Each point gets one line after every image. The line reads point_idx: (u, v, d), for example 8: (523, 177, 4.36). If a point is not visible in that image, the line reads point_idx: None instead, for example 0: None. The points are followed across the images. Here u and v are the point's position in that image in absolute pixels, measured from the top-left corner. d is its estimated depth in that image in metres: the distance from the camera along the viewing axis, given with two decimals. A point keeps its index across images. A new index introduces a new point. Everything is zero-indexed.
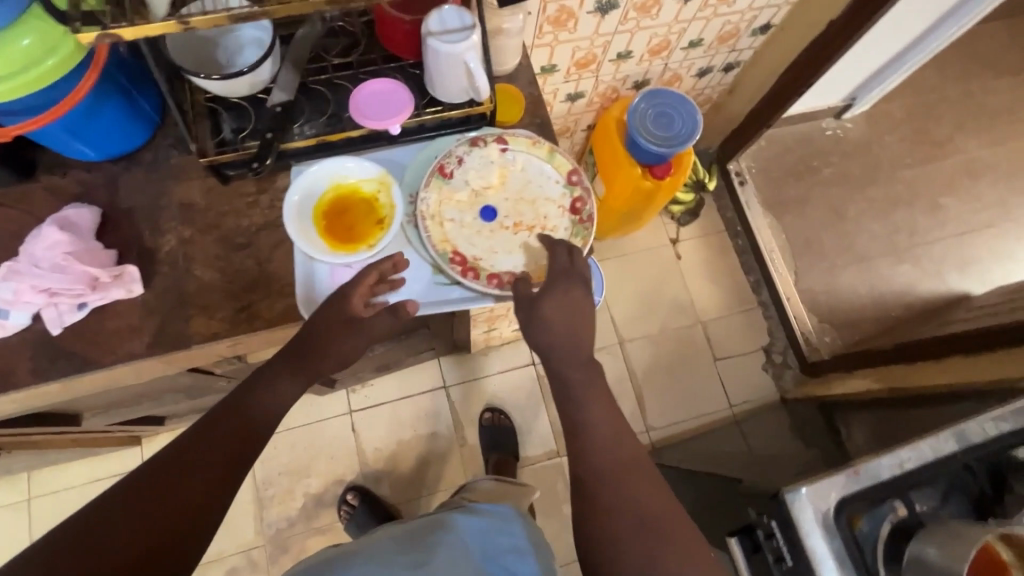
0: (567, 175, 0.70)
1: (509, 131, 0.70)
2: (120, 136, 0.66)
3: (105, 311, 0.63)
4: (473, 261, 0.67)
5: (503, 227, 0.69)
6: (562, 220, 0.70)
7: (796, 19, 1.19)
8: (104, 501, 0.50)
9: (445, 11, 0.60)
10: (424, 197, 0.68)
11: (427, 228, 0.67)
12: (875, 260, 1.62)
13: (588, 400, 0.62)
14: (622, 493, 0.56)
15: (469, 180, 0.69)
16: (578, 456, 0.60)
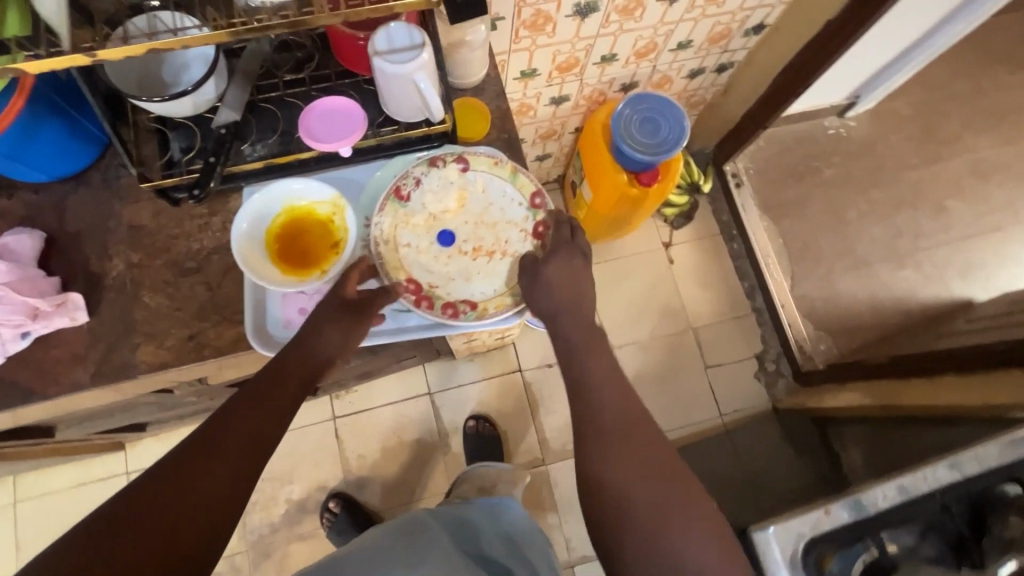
0: (530, 197, 0.68)
1: (470, 150, 0.67)
2: (64, 158, 0.64)
3: (50, 340, 0.62)
4: (427, 289, 0.65)
5: (461, 252, 0.67)
6: (523, 244, 0.68)
7: (791, 18, 1.14)
8: (112, 510, 0.48)
9: (393, 28, 0.57)
10: (378, 222, 0.65)
11: (381, 253, 0.65)
12: (875, 266, 1.57)
13: (591, 363, 0.69)
14: (627, 449, 0.63)
15: (427, 203, 0.67)
16: (588, 410, 0.67)
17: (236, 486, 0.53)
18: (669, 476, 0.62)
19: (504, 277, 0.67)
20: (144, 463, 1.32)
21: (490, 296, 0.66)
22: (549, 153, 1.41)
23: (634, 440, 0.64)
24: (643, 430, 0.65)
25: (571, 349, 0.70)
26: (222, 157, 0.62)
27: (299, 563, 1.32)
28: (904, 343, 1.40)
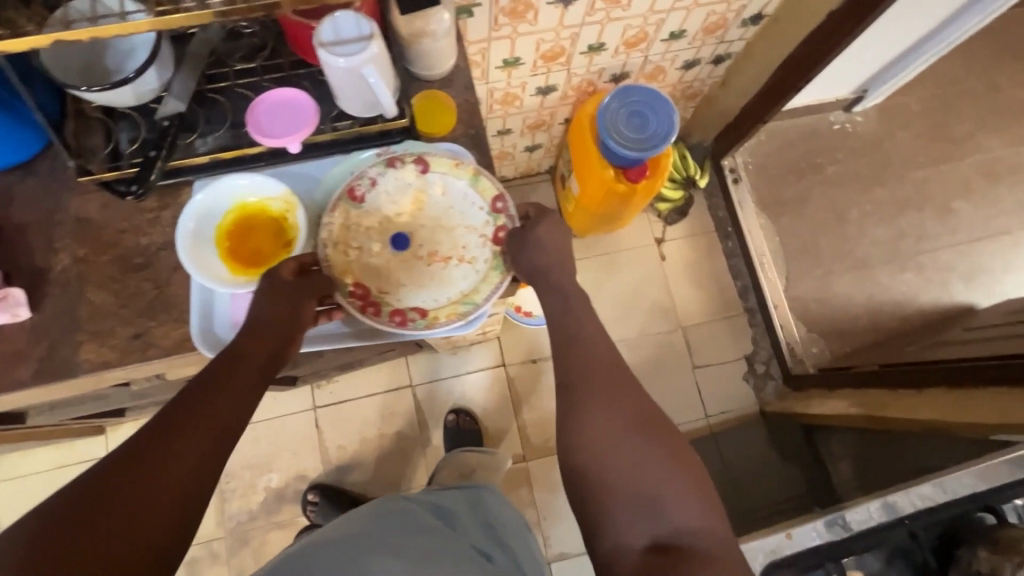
0: (491, 201, 0.65)
1: (431, 153, 0.64)
2: (6, 147, 0.61)
3: None
4: (376, 294, 0.63)
5: (416, 257, 0.65)
6: (482, 251, 0.65)
7: (791, 9, 1.08)
8: (72, 500, 0.46)
9: (338, 18, 0.53)
10: (326, 224, 0.63)
11: (328, 256, 0.62)
12: (874, 268, 1.52)
13: (583, 316, 0.68)
14: (615, 402, 0.63)
15: (382, 205, 0.64)
16: (578, 360, 0.66)
17: (210, 458, 0.52)
18: (655, 434, 0.61)
19: (460, 284, 0.64)
20: None
21: (443, 304, 0.64)
22: (538, 144, 1.37)
23: (620, 398, 0.63)
24: (631, 388, 0.64)
25: (564, 306, 0.69)
26: (162, 151, 0.61)
27: (276, 551, 1.33)
28: (898, 350, 1.36)
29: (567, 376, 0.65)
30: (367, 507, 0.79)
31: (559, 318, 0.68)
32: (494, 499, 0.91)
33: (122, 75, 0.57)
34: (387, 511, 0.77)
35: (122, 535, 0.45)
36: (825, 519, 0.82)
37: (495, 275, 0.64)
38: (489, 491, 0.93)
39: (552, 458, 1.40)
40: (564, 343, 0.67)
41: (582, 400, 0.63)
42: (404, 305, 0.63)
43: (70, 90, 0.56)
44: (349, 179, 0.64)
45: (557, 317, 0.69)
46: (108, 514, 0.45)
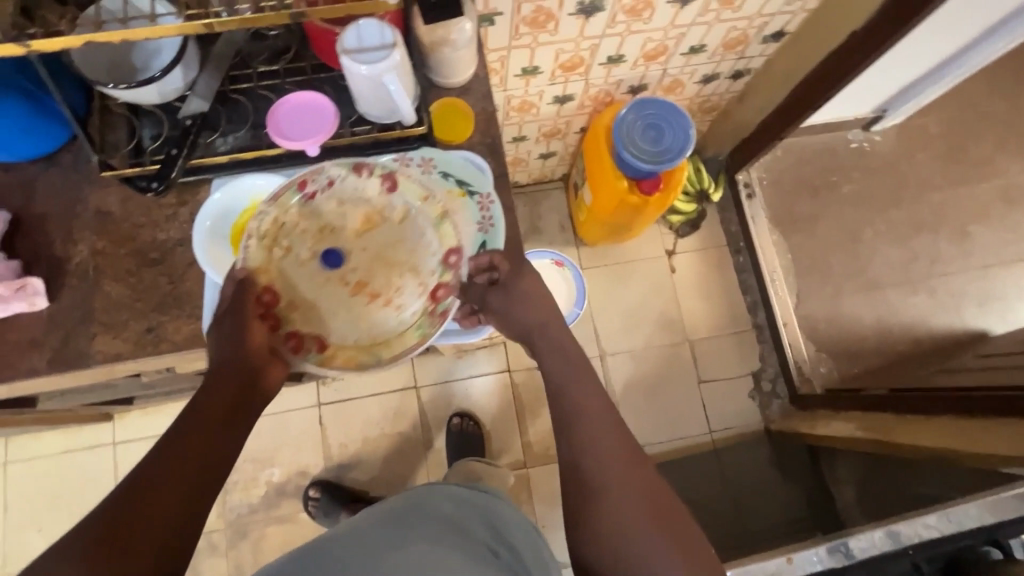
0: (446, 252, 0.63)
1: (403, 174, 0.62)
2: (32, 139, 0.62)
3: (8, 323, 0.62)
4: (285, 306, 0.61)
5: (340, 281, 0.61)
6: (414, 300, 0.62)
7: (812, 27, 1.07)
8: (83, 530, 0.49)
9: (363, 26, 0.54)
10: (263, 213, 0.60)
11: (250, 249, 0.60)
12: (886, 289, 1.51)
13: (579, 391, 0.67)
14: (623, 483, 0.61)
15: (328, 210, 0.62)
16: (582, 443, 0.64)
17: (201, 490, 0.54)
18: (665, 514, 0.60)
19: (376, 328, 0.62)
20: (131, 435, 1.34)
21: (350, 343, 0.62)
22: (552, 151, 1.37)
23: (628, 478, 0.62)
24: (640, 461, 0.63)
25: (563, 370, 0.69)
26: (185, 149, 0.61)
27: (275, 546, 1.34)
28: (906, 375, 1.35)
29: (572, 455, 0.64)
30: (383, 502, 0.78)
31: (558, 392, 0.68)
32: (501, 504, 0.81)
33: (149, 73, 0.58)
34: (403, 509, 0.75)
35: (141, 551, 0.49)
36: (828, 545, 0.82)
37: (412, 336, 0.62)
38: (496, 495, 0.82)
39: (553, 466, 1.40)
40: (562, 419, 0.66)
41: (589, 478, 0.62)
42: (313, 331, 0.62)
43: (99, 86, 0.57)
44: (305, 171, 0.61)
45: (555, 392, 0.68)
46: (120, 534, 0.49)
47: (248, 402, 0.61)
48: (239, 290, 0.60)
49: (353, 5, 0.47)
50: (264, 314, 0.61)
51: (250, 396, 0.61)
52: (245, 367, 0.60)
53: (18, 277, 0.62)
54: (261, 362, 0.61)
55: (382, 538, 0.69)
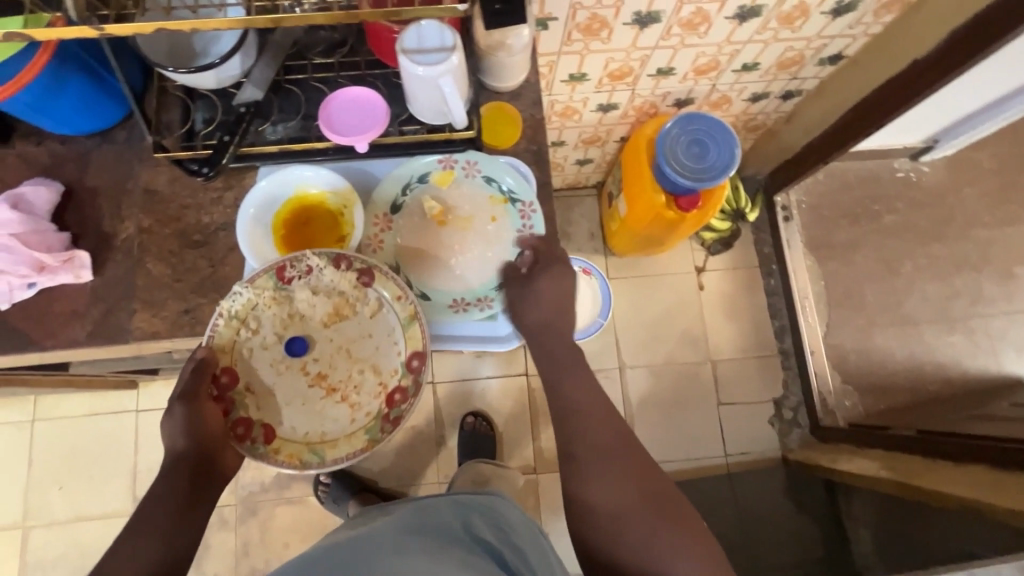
0: (409, 355, 0.62)
1: (379, 271, 0.62)
2: (90, 115, 0.64)
3: (54, 293, 0.63)
4: (241, 389, 0.62)
5: (302, 369, 0.63)
6: (371, 401, 0.63)
7: (872, 53, 1.04)
8: None
9: (424, 26, 0.53)
10: (237, 294, 0.61)
11: (217, 327, 0.61)
12: (921, 326, 1.46)
13: (574, 382, 0.66)
14: (620, 472, 0.61)
15: (301, 295, 0.63)
16: (579, 432, 0.63)
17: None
18: (664, 501, 0.60)
19: (327, 425, 0.62)
20: (154, 404, 1.37)
21: (297, 439, 0.62)
22: (589, 159, 1.35)
23: (626, 466, 0.61)
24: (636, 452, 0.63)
25: (562, 359, 0.67)
26: (236, 137, 0.62)
27: (282, 527, 1.35)
28: (935, 417, 1.31)
29: (569, 447, 0.63)
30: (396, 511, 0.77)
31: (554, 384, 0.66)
32: (505, 509, 0.77)
33: (207, 58, 0.58)
34: (409, 517, 0.74)
35: None
36: None
37: (360, 439, 0.62)
38: (500, 498, 0.78)
39: None
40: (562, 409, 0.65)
41: (584, 469, 0.61)
42: (261, 420, 0.62)
43: (160, 68, 0.57)
44: (285, 258, 0.62)
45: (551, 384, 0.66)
46: None
47: (205, 486, 0.60)
48: (197, 372, 0.60)
49: (418, 9, 0.46)
50: (220, 396, 0.62)
51: (206, 479, 0.60)
52: (198, 451, 0.59)
53: (65, 248, 0.63)
54: (218, 445, 0.60)
55: (381, 541, 0.68)
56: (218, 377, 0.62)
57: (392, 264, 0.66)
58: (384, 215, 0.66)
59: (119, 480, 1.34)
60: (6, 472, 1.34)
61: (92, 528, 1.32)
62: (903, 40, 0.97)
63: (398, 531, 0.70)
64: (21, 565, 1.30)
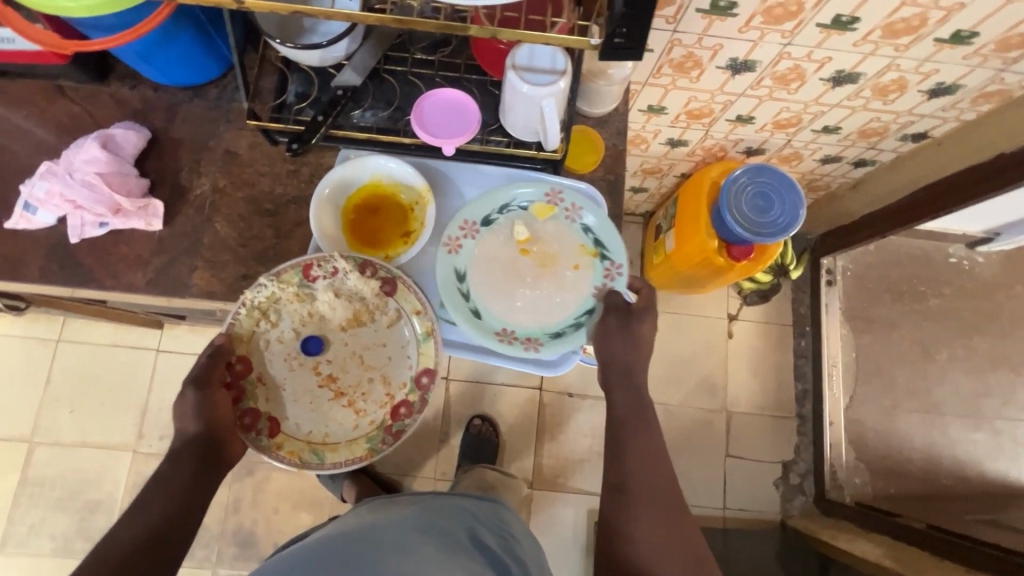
0: (419, 371, 0.65)
1: (402, 283, 0.63)
2: (188, 70, 0.65)
3: (122, 236, 0.64)
4: (253, 379, 0.64)
5: (314, 368, 0.65)
6: (376, 410, 0.65)
7: (957, 138, 1.01)
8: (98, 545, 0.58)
9: (539, 46, 0.54)
10: (261, 286, 0.62)
11: (239, 315, 0.63)
12: (946, 418, 1.41)
13: (647, 424, 0.68)
14: (664, 524, 0.63)
15: (325, 295, 0.64)
16: (634, 470, 0.65)
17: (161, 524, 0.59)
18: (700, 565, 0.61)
19: (330, 428, 0.65)
20: (176, 347, 1.40)
21: (299, 436, 0.64)
22: (645, 188, 1.35)
23: (670, 519, 0.63)
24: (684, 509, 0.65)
25: (635, 399, 0.69)
26: (329, 118, 0.62)
27: (274, 492, 1.36)
28: (948, 517, 1.26)
29: (624, 480, 0.65)
30: (408, 505, 0.76)
31: (623, 416, 0.69)
32: (508, 514, 0.81)
33: (316, 38, 0.58)
34: (423, 516, 0.72)
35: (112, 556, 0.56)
36: None
37: (361, 447, 0.64)
38: (502, 503, 0.82)
39: (558, 496, 1.39)
40: (621, 448, 0.67)
41: (631, 505, 0.64)
42: (268, 413, 0.64)
43: (270, 41, 0.59)
44: (314, 256, 0.63)
45: (621, 415, 0.69)
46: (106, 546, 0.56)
47: (210, 471, 0.62)
48: (214, 359, 0.62)
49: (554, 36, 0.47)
50: (232, 383, 0.64)
51: (211, 464, 0.62)
52: (206, 436, 0.62)
53: (142, 194, 0.64)
54: (226, 432, 0.62)
55: (399, 536, 0.66)
56: (233, 365, 0.64)
57: (460, 270, 0.66)
58: (472, 223, 0.67)
59: (127, 415, 1.37)
60: (22, 386, 1.37)
61: (93, 457, 1.35)
62: (994, 130, 0.94)
63: (420, 537, 0.67)
64: (21, 479, 1.33)
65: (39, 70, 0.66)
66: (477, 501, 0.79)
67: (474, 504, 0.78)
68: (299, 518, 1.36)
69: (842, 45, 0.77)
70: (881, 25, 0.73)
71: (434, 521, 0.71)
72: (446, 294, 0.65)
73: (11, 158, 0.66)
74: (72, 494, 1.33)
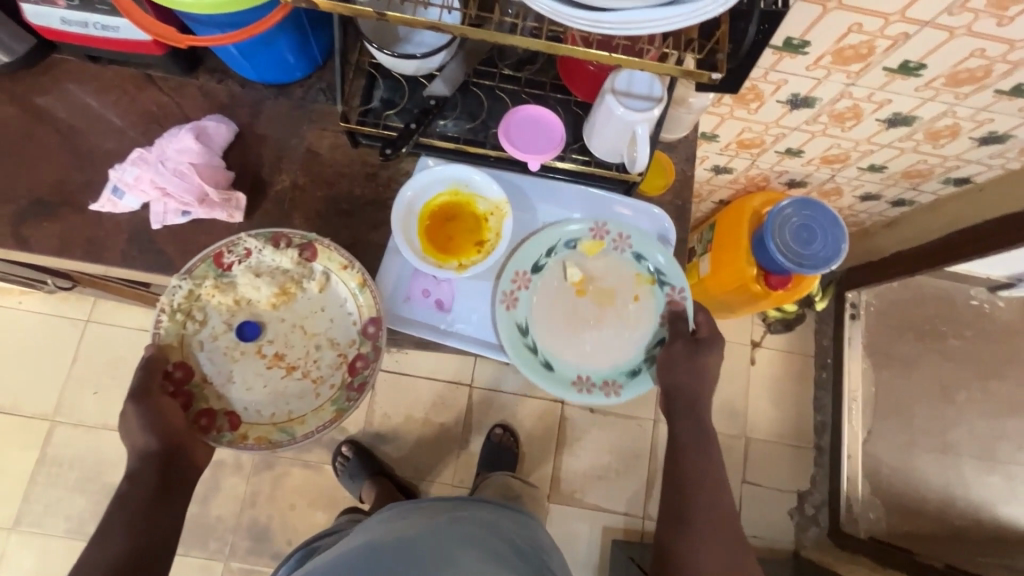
0: (364, 323, 0.66)
1: (320, 244, 0.65)
2: (279, 70, 0.67)
3: (203, 225, 0.66)
4: (196, 381, 0.65)
5: (259, 353, 0.67)
6: (333, 373, 0.67)
7: (1000, 186, 1.03)
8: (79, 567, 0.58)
9: (637, 73, 0.58)
10: (176, 288, 0.63)
11: (162, 323, 0.64)
12: (961, 458, 1.38)
13: (705, 445, 0.69)
14: (718, 542, 0.64)
15: (243, 280, 0.65)
16: (690, 491, 0.67)
17: (142, 534, 0.59)
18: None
19: (292, 404, 0.66)
20: None
21: (264, 420, 0.65)
22: None
23: (725, 537, 0.64)
24: (739, 531, 0.66)
25: (696, 424, 0.69)
26: (421, 127, 0.64)
27: (292, 488, 1.36)
28: (963, 558, 1.25)
29: (681, 499, 0.66)
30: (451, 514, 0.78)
31: (682, 437, 0.69)
32: (539, 527, 0.83)
33: (414, 49, 0.60)
34: (464, 527, 0.73)
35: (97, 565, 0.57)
36: None
37: (328, 411, 0.66)
38: (532, 515, 0.84)
39: (575, 509, 1.40)
40: (677, 469, 0.68)
41: (687, 523, 0.65)
42: (224, 409, 0.65)
43: (370, 47, 0.59)
44: (221, 244, 0.64)
45: (679, 435, 0.69)
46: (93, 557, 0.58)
47: (181, 477, 0.62)
48: (149, 371, 0.62)
49: (658, 65, 0.49)
50: (176, 391, 0.64)
51: (180, 470, 0.62)
52: (161, 447, 0.61)
53: (225, 187, 0.67)
54: (185, 437, 0.62)
55: (445, 549, 0.68)
56: (171, 373, 0.64)
57: (521, 323, 0.69)
58: (524, 273, 0.70)
59: None
60: (49, 364, 1.37)
61: (114, 440, 1.34)
62: None
63: (466, 549, 0.68)
64: (39, 456, 1.33)
65: (133, 60, 0.69)
66: (509, 513, 0.81)
67: (504, 517, 0.79)
68: (315, 516, 1.35)
69: (904, 89, 0.80)
70: (946, 73, 0.75)
71: (475, 532, 0.73)
72: (516, 352, 0.67)
73: (98, 143, 0.68)
74: (89, 477, 1.33)
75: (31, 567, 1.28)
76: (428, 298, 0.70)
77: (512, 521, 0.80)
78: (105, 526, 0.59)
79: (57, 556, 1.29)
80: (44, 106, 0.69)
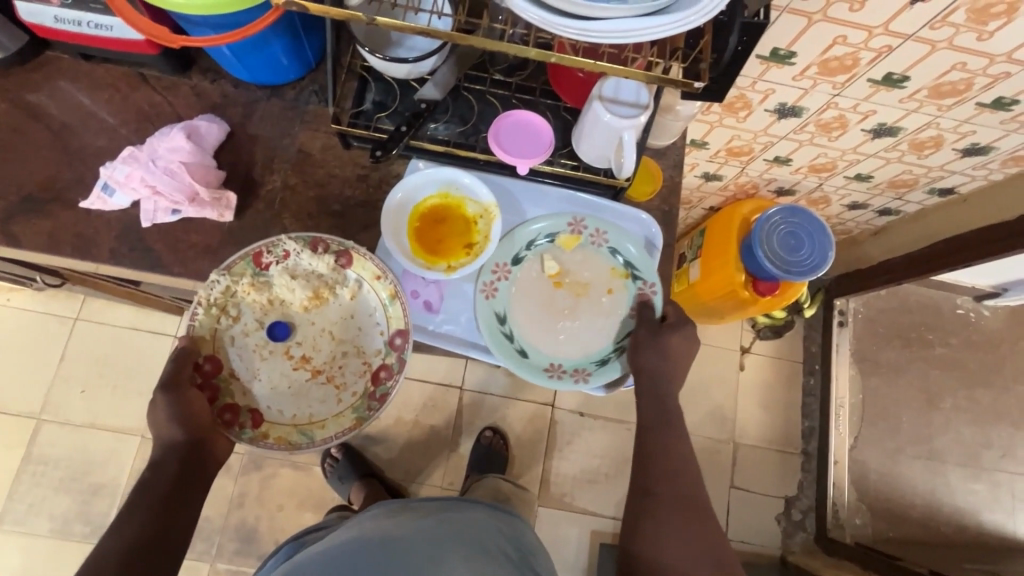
0: (393, 334, 0.67)
1: (358, 252, 0.66)
2: (272, 71, 0.68)
3: (193, 223, 0.67)
4: (224, 376, 0.65)
5: (286, 353, 0.67)
6: (357, 381, 0.67)
7: (985, 196, 1.05)
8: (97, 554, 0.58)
9: (624, 81, 0.59)
10: (215, 282, 0.64)
11: (198, 315, 0.64)
12: (947, 466, 1.42)
13: (674, 430, 0.69)
14: (686, 524, 0.65)
15: (280, 281, 0.66)
16: (659, 474, 0.68)
17: (158, 523, 0.59)
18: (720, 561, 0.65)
19: (314, 407, 0.66)
20: None
21: (284, 421, 0.65)
22: None
23: (693, 520, 0.66)
24: (707, 512, 0.67)
25: (660, 409, 0.69)
26: (413, 129, 0.65)
27: (280, 489, 1.35)
28: (946, 564, 1.27)
29: (647, 480, 0.68)
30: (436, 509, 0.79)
31: (649, 423, 0.69)
32: (529, 529, 0.84)
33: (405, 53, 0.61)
34: (455, 526, 0.74)
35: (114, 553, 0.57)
36: None
37: (348, 418, 0.66)
38: (522, 517, 0.85)
39: (564, 513, 1.40)
40: (648, 455, 0.69)
41: (655, 506, 0.66)
42: (248, 406, 0.65)
43: (362, 51, 0.60)
44: (262, 244, 0.64)
45: (647, 421, 0.70)
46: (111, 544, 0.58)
47: (201, 469, 0.62)
48: (181, 360, 0.62)
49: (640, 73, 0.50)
50: (204, 383, 0.64)
51: (201, 464, 0.62)
52: (187, 439, 0.61)
53: (216, 186, 0.67)
54: (208, 430, 0.62)
55: (433, 545, 0.68)
56: (201, 365, 0.64)
57: (500, 313, 0.70)
58: (504, 264, 0.71)
59: (139, 400, 1.36)
60: (37, 362, 1.36)
61: (102, 439, 1.34)
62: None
63: (456, 548, 0.69)
64: (25, 455, 1.32)
65: (126, 59, 0.69)
66: (500, 513, 0.82)
67: (495, 518, 0.80)
68: (303, 517, 1.35)
69: (888, 100, 0.81)
70: (929, 85, 0.77)
71: (467, 531, 0.74)
72: (492, 338, 0.68)
73: (89, 140, 0.69)
74: (75, 476, 1.32)
75: (15, 567, 1.27)
76: (416, 299, 0.70)
77: (503, 522, 0.80)
78: (126, 512, 0.60)
79: (42, 556, 1.28)
80: (36, 103, 0.69)
